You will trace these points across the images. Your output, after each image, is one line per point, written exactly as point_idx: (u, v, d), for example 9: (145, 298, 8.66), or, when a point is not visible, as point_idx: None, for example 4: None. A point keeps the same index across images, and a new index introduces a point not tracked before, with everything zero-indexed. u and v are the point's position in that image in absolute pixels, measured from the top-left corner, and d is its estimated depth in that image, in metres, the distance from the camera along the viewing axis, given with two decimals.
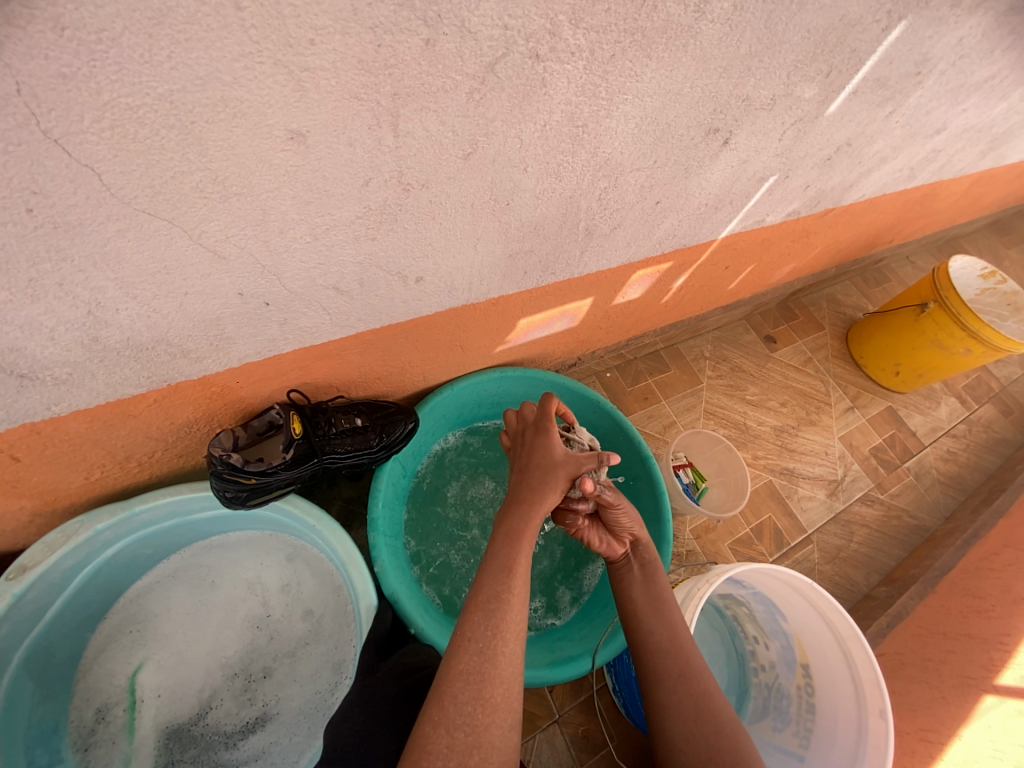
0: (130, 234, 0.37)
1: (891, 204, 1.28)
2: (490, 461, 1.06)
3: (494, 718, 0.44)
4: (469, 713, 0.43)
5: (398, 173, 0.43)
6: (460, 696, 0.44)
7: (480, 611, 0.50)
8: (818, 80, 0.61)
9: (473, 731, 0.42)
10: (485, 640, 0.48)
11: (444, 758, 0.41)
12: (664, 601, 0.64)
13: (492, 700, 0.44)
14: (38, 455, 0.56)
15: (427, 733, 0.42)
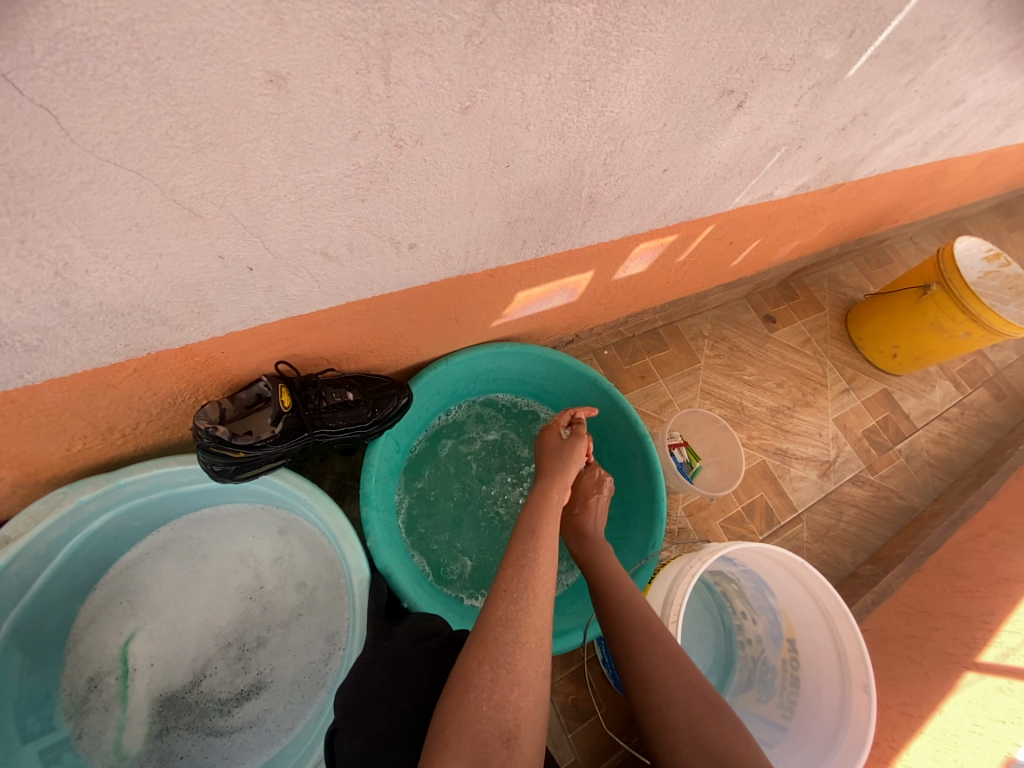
0: (96, 186, 0.34)
1: (901, 181, 1.24)
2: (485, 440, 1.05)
3: (530, 660, 0.47)
4: (511, 654, 0.47)
5: (390, 127, 0.40)
6: (500, 639, 0.47)
7: (514, 567, 0.54)
8: (840, 39, 0.57)
9: (514, 670, 0.46)
10: (520, 593, 0.51)
11: (489, 690, 0.44)
12: (615, 583, 0.66)
13: (528, 645, 0.48)
14: (14, 425, 0.53)
15: (473, 670, 0.46)
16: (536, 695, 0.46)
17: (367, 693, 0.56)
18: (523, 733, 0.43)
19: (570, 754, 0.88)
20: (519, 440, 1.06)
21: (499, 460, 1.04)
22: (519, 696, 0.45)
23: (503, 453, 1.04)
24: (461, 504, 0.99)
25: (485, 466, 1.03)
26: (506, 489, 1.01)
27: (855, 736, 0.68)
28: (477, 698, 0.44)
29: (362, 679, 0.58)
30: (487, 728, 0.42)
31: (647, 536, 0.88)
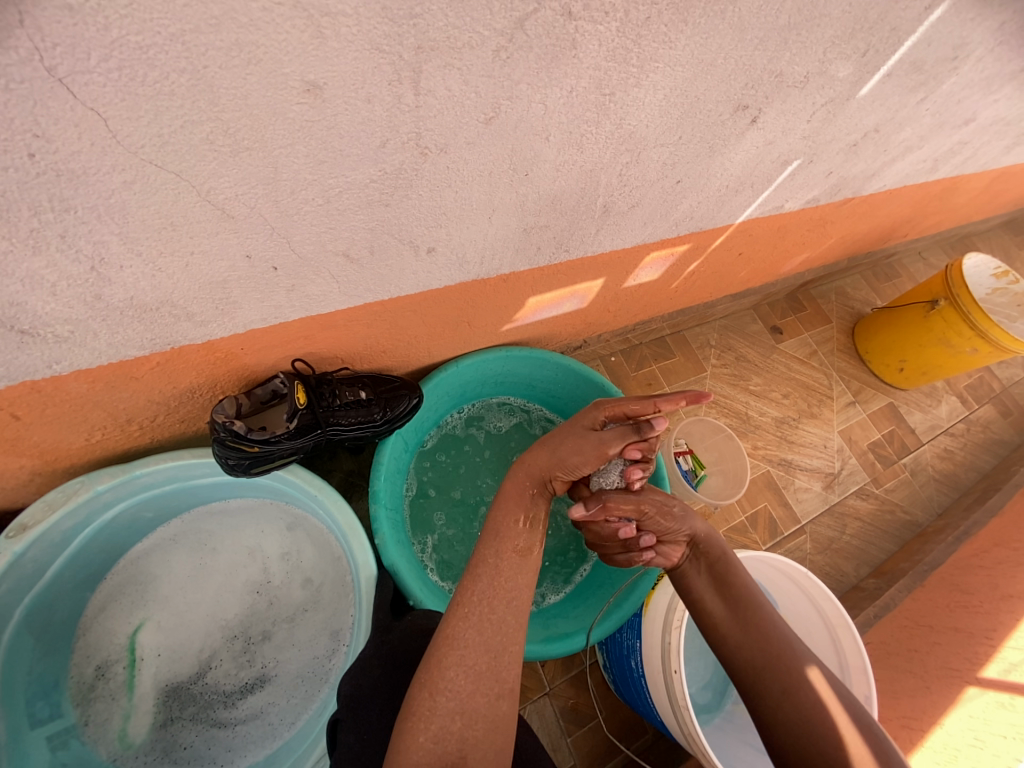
0: (136, 186, 0.36)
1: (911, 196, 1.25)
2: (492, 443, 1.06)
3: (478, 686, 0.48)
4: (453, 678, 0.47)
5: (416, 135, 0.41)
6: (445, 662, 0.48)
7: (479, 576, 0.54)
8: (854, 58, 0.58)
9: (457, 699, 0.46)
10: (474, 608, 0.52)
11: (427, 720, 0.45)
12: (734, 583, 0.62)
13: (476, 668, 0.48)
14: (38, 414, 0.55)
15: (416, 696, 0.47)
16: (485, 715, 0.47)
17: (372, 688, 0.56)
18: (471, 759, 0.44)
19: (568, 758, 0.88)
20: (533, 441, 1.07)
21: (506, 463, 1.05)
22: (463, 725, 0.45)
23: (510, 457, 1.05)
24: (468, 497, 1.00)
25: (497, 464, 1.04)
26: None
27: None
28: (417, 729, 0.45)
29: (367, 673, 0.58)
30: (426, 759, 0.43)
31: None
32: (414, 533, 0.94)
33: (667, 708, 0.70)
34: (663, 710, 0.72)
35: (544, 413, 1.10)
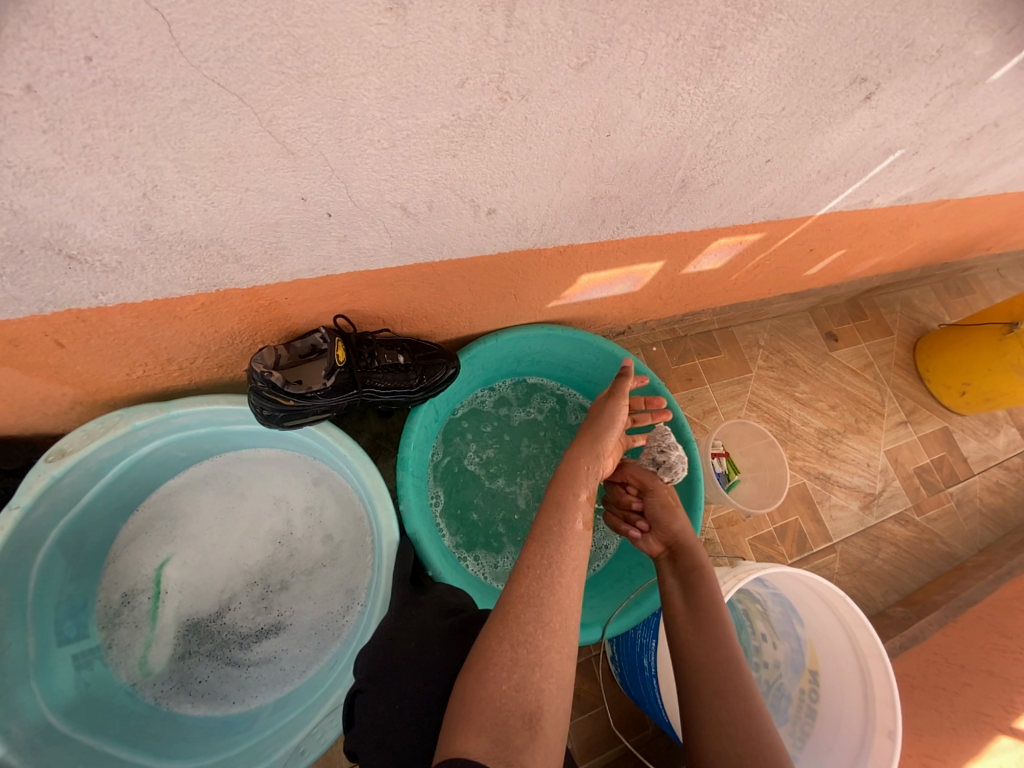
0: (196, 106, 0.33)
1: (1010, 204, 1.13)
2: (522, 425, 1.03)
3: (553, 642, 0.46)
4: (532, 632, 0.46)
5: (499, 77, 0.37)
6: (523, 615, 0.47)
7: (538, 545, 0.54)
8: (1001, 32, 0.50)
9: (536, 651, 0.45)
10: (543, 571, 0.51)
11: (509, 668, 0.43)
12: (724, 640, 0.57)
13: (552, 626, 0.47)
14: (83, 343, 0.55)
15: (494, 645, 0.45)
16: (558, 674, 0.45)
17: (387, 656, 0.56)
18: (547, 714, 0.42)
19: (565, 742, 0.88)
20: (567, 428, 1.05)
21: (533, 446, 1.02)
22: (541, 677, 0.43)
23: (538, 441, 1.03)
24: (493, 465, 0.99)
25: (527, 442, 1.02)
26: (540, 469, 1.01)
27: None
28: (498, 676, 0.43)
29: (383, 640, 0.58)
30: (509, 705, 0.41)
31: None
32: (434, 481, 0.95)
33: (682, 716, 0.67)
34: (673, 714, 0.70)
35: (580, 402, 1.06)
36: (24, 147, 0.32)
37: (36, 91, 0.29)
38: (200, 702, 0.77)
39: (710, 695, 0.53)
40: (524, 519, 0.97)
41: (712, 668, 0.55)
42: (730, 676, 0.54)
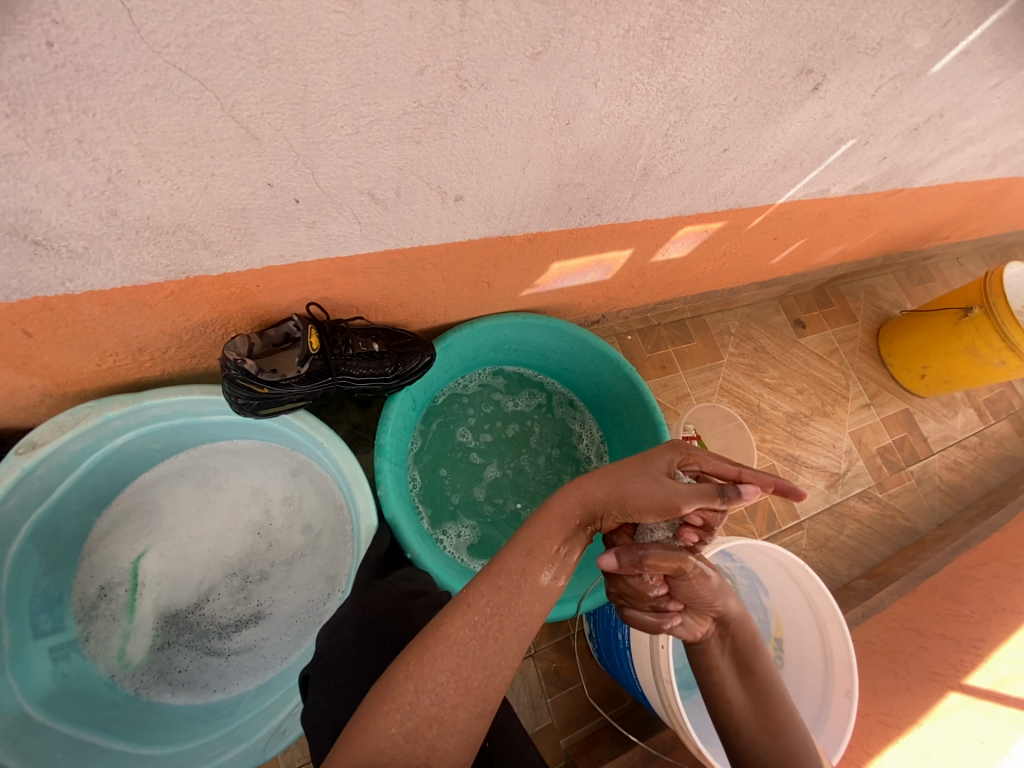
0: (159, 91, 0.33)
1: (962, 194, 1.18)
2: (507, 414, 1.06)
3: (463, 700, 0.43)
4: (442, 683, 0.43)
5: (457, 65, 0.38)
6: (438, 661, 0.43)
7: (488, 586, 0.47)
8: (934, 28, 0.53)
9: (439, 705, 0.42)
10: (482, 618, 0.45)
11: (404, 714, 0.42)
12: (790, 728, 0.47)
13: (467, 681, 0.43)
14: (50, 333, 0.54)
15: (399, 681, 0.43)
16: (461, 726, 0.43)
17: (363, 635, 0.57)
18: (436, 763, 0.42)
19: (546, 717, 0.91)
20: (546, 420, 1.08)
21: (515, 435, 1.05)
22: (436, 735, 0.42)
23: (521, 430, 1.06)
24: (475, 452, 1.02)
25: (511, 430, 1.05)
26: (517, 460, 1.04)
27: (831, 737, 0.70)
28: (390, 717, 0.42)
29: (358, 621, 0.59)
30: (392, 750, 0.41)
31: None
32: (412, 467, 0.96)
33: (651, 683, 0.71)
34: (645, 682, 0.73)
35: (565, 394, 1.09)
36: None
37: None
38: (181, 691, 0.78)
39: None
40: (498, 508, 1.00)
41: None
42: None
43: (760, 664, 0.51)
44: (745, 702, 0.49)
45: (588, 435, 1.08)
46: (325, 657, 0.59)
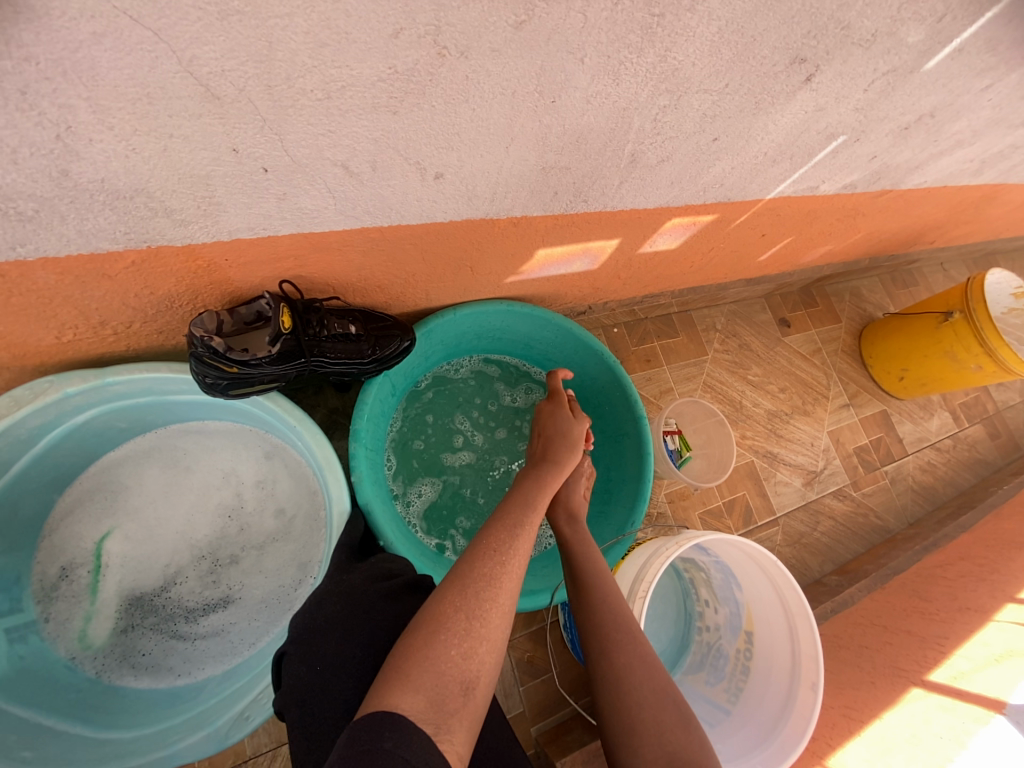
0: (109, 40, 0.31)
1: (949, 198, 1.19)
2: (502, 415, 1.05)
3: (501, 620, 0.45)
4: (487, 609, 0.44)
5: (435, 29, 0.36)
6: (481, 591, 0.45)
7: (506, 532, 0.52)
8: (929, 21, 0.52)
9: (488, 623, 0.43)
10: (509, 551, 0.50)
11: (461, 635, 0.41)
12: (609, 603, 0.58)
13: (505, 604, 0.46)
14: (2, 301, 0.52)
15: (448, 613, 0.43)
16: (498, 654, 0.43)
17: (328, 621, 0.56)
18: (482, 689, 0.41)
19: (518, 705, 0.92)
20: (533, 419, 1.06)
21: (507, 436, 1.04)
22: (485, 651, 0.42)
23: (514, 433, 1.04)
24: (461, 446, 1.00)
25: (504, 430, 1.04)
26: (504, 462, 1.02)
27: (795, 729, 0.71)
28: (447, 641, 0.41)
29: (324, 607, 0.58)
30: (450, 672, 0.40)
31: (626, 515, 0.88)
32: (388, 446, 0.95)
33: None
34: None
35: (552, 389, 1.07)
36: None
37: None
38: (144, 675, 0.76)
39: (602, 662, 0.54)
40: (460, 493, 0.98)
41: (598, 633, 0.56)
42: (619, 641, 0.55)
43: (589, 559, 0.64)
44: (572, 586, 0.63)
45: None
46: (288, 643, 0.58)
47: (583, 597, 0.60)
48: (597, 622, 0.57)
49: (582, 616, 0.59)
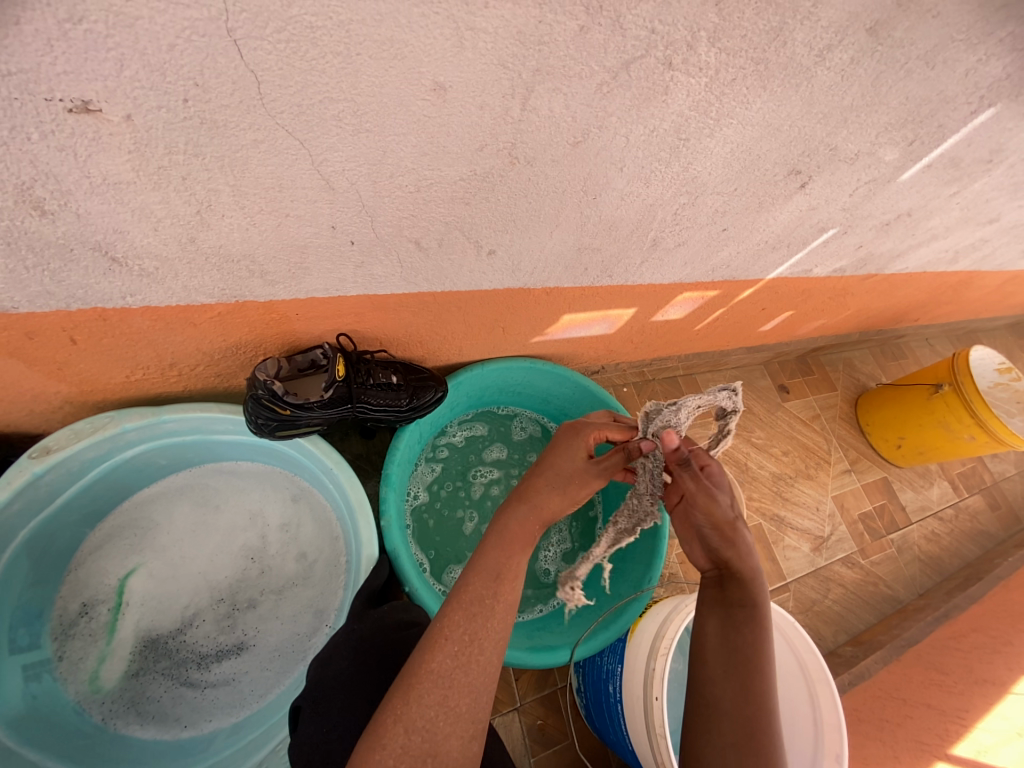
0: (263, 146, 0.39)
1: (929, 282, 1.31)
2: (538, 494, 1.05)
3: (455, 729, 0.43)
4: (433, 718, 0.43)
5: (512, 145, 0.45)
6: (425, 698, 0.43)
7: (462, 614, 0.49)
8: (901, 145, 0.63)
9: (432, 741, 0.42)
10: (462, 647, 0.47)
11: (397, 757, 0.40)
12: (762, 695, 0.47)
13: (456, 710, 0.44)
14: (95, 342, 0.57)
15: (387, 724, 0.42)
16: (457, 766, 0.42)
17: (359, 667, 0.57)
18: None
19: None
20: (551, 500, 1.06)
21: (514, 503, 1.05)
22: None
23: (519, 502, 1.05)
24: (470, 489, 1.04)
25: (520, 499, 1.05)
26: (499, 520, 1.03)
27: None
28: (382, 763, 0.40)
29: (351, 654, 0.58)
30: None
31: (642, 572, 0.88)
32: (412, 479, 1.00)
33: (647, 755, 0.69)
34: (638, 740, 0.72)
35: None
36: (107, 162, 0.37)
37: (133, 120, 0.35)
38: (149, 724, 0.74)
39: (728, 754, 0.45)
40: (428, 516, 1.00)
41: (738, 721, 0.46)
42: (759, 744, 0.45)
43: (755, 636, 0.51)
44: (718, 641, 0.51)
45: (551, 554, 1.04)
46: (315, 690, 0.58)
47: (731, 669, 0.49)
48: (739, 703, 0.47)
49: (723, 688, 0.48)
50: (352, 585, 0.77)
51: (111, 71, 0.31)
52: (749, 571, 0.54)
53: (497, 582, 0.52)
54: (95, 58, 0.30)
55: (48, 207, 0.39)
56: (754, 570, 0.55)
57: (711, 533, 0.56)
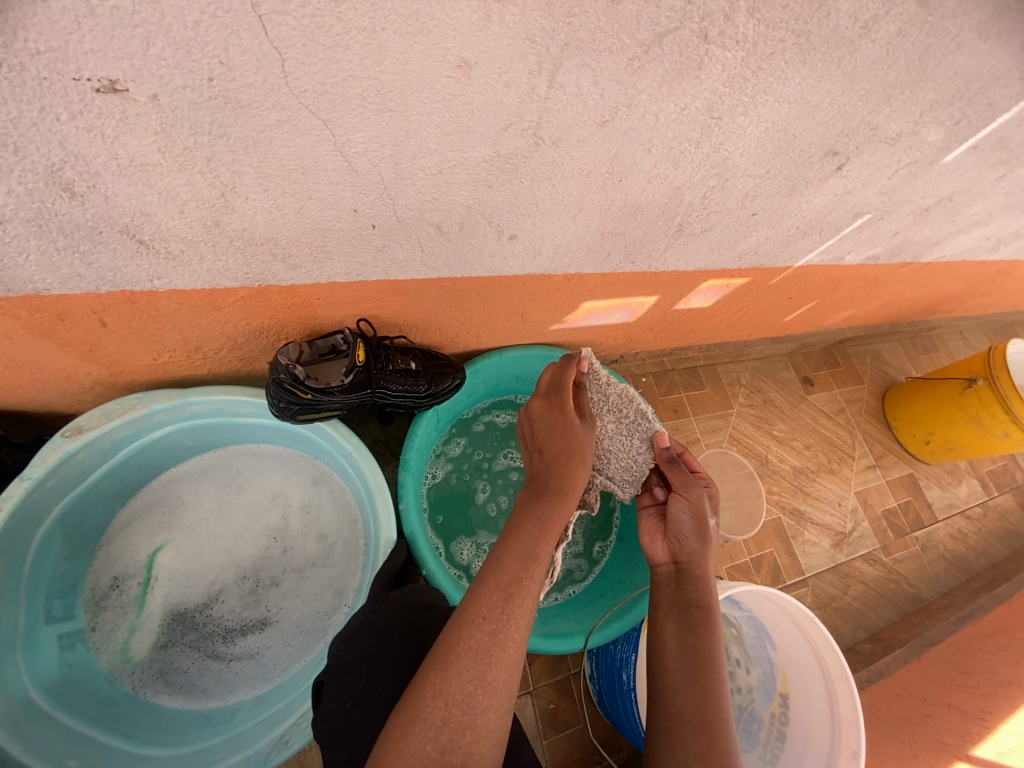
0: (287, 126, 0.39)
1: (967, 271, 1.25)
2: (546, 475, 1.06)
3: (492, 702, 0.43)
4: (472, 693, 0.43)
5: (537, 125, 0.44)
6: (464, 673, 0.43)
7: (498, 592, 0.49)
8: (947, 125, 0.59)
9: (471, 714, 0.42)
10: (500, 624, 0.47)
11: (437, 729, 0.41)
12: (715, 696, 0.51)
13: (493, 685, 0.44)
14: (123, 325, 0.58)
15: (424, 697, 0.42)
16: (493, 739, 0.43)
17: (378, 647, 0.58)
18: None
19: (542, 759, 0.89)
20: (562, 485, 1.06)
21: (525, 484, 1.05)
22: (471, 743, 0.42)
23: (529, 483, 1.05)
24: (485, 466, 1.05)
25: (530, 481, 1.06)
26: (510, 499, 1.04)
27: None
28: (423, 733, 0.41)
29: (371, 635, 0.59)
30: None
31: None
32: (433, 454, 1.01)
33: None
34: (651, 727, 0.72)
35: None
36: (133, 143, 0.37)
37: (158, 99, 0.35)
38: (178, 693, 0.77)
39: (692, 760, 0.47)
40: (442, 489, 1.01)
41: (699, 723, 0.49)
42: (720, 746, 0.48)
43: (708, 636, 0.55)
44: (675, 646, 0.55)
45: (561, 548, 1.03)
46: (336, 668, 0.59)
47: (690, 673, 0.52)
48: (698, 707, 0.50)
49: (685, 693, 0.51)
50: (373, 565, 0.79)
51: (138, 49, 0.31)
52: (704, 571, 0.60)
53: (530, 562, 0.52)
54: (121, 35, 0.30)
55: (77, 188, 0.40)
56: (708, 569, 0.60)
57: (691, 525, 0.63)
